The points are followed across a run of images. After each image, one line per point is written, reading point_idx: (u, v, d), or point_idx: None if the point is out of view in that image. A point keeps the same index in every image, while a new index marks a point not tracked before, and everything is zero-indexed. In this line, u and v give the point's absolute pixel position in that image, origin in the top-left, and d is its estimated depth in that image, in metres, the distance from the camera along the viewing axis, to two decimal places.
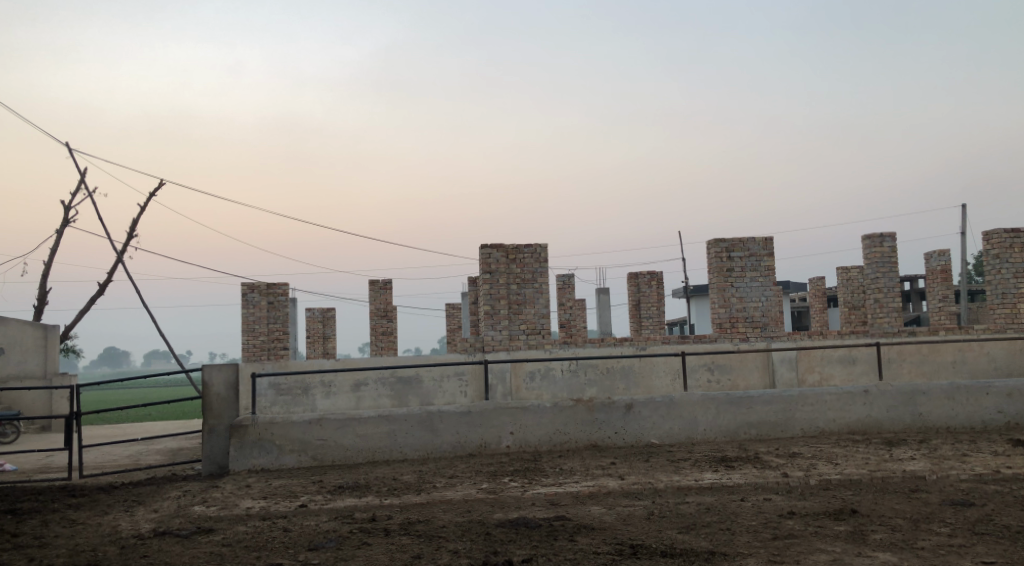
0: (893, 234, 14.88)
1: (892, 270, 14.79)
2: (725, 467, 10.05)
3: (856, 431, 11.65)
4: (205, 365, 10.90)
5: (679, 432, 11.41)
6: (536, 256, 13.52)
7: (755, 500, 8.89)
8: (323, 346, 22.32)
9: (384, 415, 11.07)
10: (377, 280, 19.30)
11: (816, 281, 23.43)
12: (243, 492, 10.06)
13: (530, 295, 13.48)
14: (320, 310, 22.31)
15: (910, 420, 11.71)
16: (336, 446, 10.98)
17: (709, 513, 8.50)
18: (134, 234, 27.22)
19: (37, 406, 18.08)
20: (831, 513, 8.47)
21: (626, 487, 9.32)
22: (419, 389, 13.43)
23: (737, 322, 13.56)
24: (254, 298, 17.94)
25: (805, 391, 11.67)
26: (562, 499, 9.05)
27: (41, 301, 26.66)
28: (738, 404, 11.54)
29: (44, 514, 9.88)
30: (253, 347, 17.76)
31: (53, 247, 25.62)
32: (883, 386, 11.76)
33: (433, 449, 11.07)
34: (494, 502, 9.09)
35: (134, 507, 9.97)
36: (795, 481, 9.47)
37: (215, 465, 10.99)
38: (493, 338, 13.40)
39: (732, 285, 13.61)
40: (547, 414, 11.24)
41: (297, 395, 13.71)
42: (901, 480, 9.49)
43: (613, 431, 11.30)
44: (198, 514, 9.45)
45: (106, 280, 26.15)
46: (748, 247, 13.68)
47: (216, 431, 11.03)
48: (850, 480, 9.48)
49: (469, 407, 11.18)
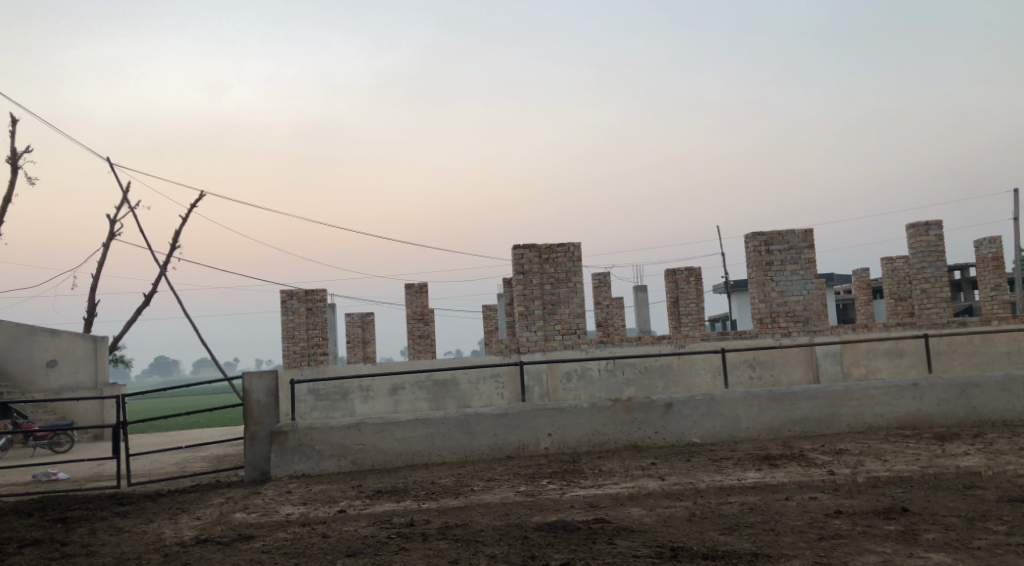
0: (939, 222, 14.53)
1: (939, 260, 14.41)
2: (769, 465, 9.82)
3: (906, 426, 11.34)
4: (245, 373, 10.88)
5: (721, 430, 11.20)
6: (569, 255, 13.37)
7: (800, 500, 8.65)
8: (363, 351, 22.36)
9: (421, 418, 10.99)
10: (413, 283, 19.20)
11: (860, 272, 23.00)
12: (284, 498, 10.04)
13: (564, 294, 13.34)
14: (359, 315, 22.36)
15: (963, 414, 11.38)
16: (374, 450, 10.92)
17: (752, 514, 8.29)
18: (177, 244, 27.55)
19: (89, 417, 18.25)
20: (880, 512, 8.21)
21: (667, 487, 9.13)
22: (456, 392, 13.32)
23: (778, 317, 13.29)
24: (293, 306, 17.89)
25: (851, 385, 11.38)
26: (602, 501, 8.90)
27: (90, 312, 27.10)
28: (782, 400, 11.30)
29: (92, 522, 9.94)
30: (293, 353, 17.88)
31: (99, 259, 25.99)
32: (933, 379, 11.44)
33: (471, 452, 10.97)
34: (533, 505, 8.96)
35: (178, 515, 10.00)
36: (842, 479, 9.22)
37: (257, 471, 10.93)
38: (529, 338, 13.26)
39: (772, 279, 13.34)
40: (584, 415, 11.09)
41: (337, 400, 13.77)
42: (954, 477, 9.19)
43: (652, 430, 11.12)
44: (240, 521, 9.43)
45: (151, 291, 26.51)
46: (788, 240, 13.39)
47: (258, 438, 10.96)
48: (900, 477, 9.20)
49: (506, 409, 11.07)
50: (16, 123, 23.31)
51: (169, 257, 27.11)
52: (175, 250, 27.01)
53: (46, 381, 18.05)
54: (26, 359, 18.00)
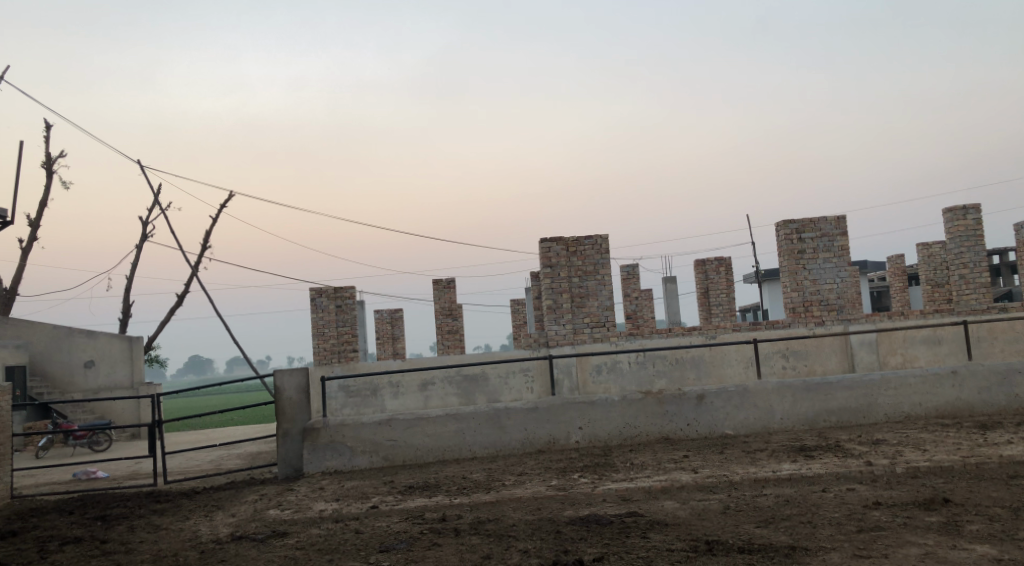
0: (976, 206, 14.24)
1: (977, 244, 14.14)
2: (805, 457, 9.66)
3: (945, 415, 11.13)
4: (276, 371, 10.88)
5: (754, 422, 11.04)
6: (597, 247, 13.24)
7: (837, 491, 8.50)
8: (393, 347, 22.38)
9: (451, 413, 10.94)
10: (441, 279, 19.23)
11: (894, 259, 22.67)
12: (317, 495, 10.03)
13: (593, 287, 13.22)
14: (388, 311, 22.36)
15: (1004, 402, 11.14)
16: (406, 446, 10.89)
17: (789, 506, 8.15)
18: (208, 243, 27.74)
19: (127, 416, 18.39)
20: (921, 503, 8.04)
21: (701, 480, 9.01)
22: (486, 387, 13.26)
23: (812, 306, 13.10)
24: (322, 303, 17.99)
25: (888, 374, 11.18)
26: (634, 494, 8.80)
27: (124, 313, 27.35)
28: (816, 390, 11.12)
29: (130, 520, 9.99)
30: (323, 350, 17.84)
31: (133, 260, 26.22)
32: (972, 367, 11.21)
33: (502, 447, 10.91)
34: (565, 499, 8.88)
35: (214, 512, 10.03)
36: (880, 469, 9.05)
37: (290, 468, 10.91)
38: (558, 332, 13.16)
39: (805, 268, 13.14)
40: (615, 408, 10.99)
41: (368, 396, 13.75)
42: (997, 466, 8.99)
43: (684, 423, 11.00)
44: (274, 518, 9.44)
45: (184, 291, 26.71)
46: (820, 227, 13.19)
47: (291, 435, 10.94)
48: (941, 467, 9.02)
49: (536, 403, 11.00)
50: (50, 129, 23.53)
51: (201, 257, 27.28)
52: (207, 250, 27.16)
53: (85, 381, 18.23)
54: (64, 360, 18.18)
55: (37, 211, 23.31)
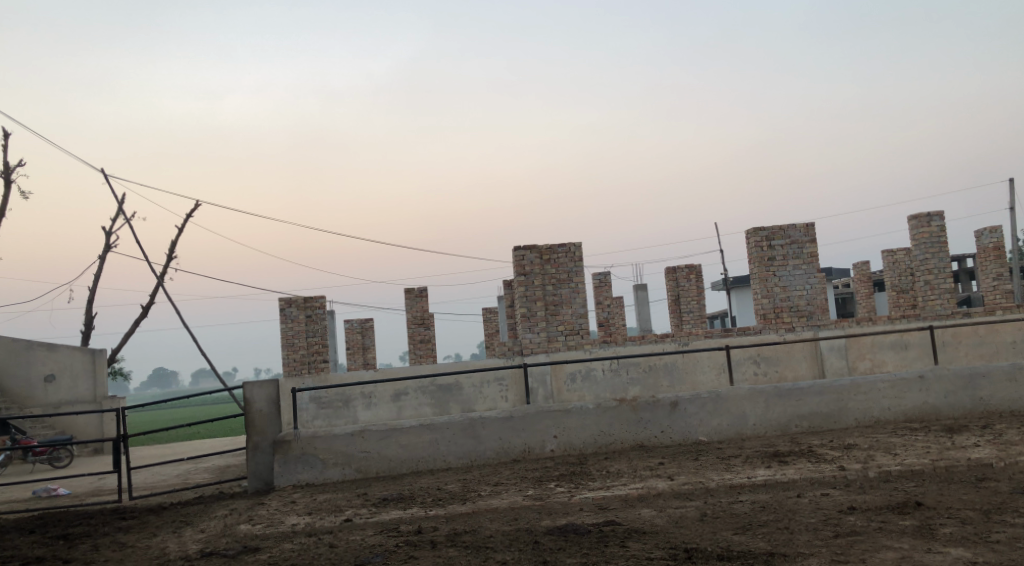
0: (940, 212, 14.45)
1: (942, 251, 14.33)
2: (779, 462, 9.72)
3: (914, 419, 11.25)
4: (245, 383, 10.78)
5: (728, 428, 11.10)
6: (571, 255, 13.27)
7: (812, 496, 8.55)
8: (363, 357, 22.24)
9: (425, 423, 10.88)
10: (412, 288, 19.13)
11: (860, 265, 22.95)
12: (288, 509, 9.92)
13: (566, 295, 13.24)
14: (358, 321, 22.25)
15: (970, 405, 11.29)
16: (379, 458, 10.81)
17: (765, 512, 8.18)
18: (174, 253, 27.43)
19: (89, 430, 18.10)
20: (894, 507, 8.12)
21: (677, 487, 9.03)
22: (460, 396, 13.21)
23: (782, 312, 13.22)
24: (292, 313, 17.78)
25: (858, 379, 11.29)
26: (611, 503, 8.79)
27: (87, 325, 26.96)
28: (788, 396, 11.20)
29: (95, 538, 9.81)
30: (293, 361, 17.71)
31: (96, 271, 25.85)
32: (939, 371, 11.35)
33: (477, 457, 10.86)
34: (542, 508, 8.85)
35: (182, 528, 9.87)
36: (853, 474, 9.13)
37: (261, 482, 10.80)
38: (532, 340, 13.13)
39: (775, 274, 13.26)
40: (590, 415, 10.99)
41: (340, 408, 13.64)
42: (967, 469, 9.11)
43: (659, 430, 11.02)
44: (244, 533, 9.31)
45: (149, 302, 26.38)
46: (790, 234, 13.31)
47: (261, 448, 10.81)
48: (912, 471, 9.12)
49: (511, 412, 10.97)
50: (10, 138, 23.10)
51: (166, 268, 26.92)
52: (171, 261, 26.85)
53: (45, 395, 17.91)
54: (24, 375, 17.86)
55: None
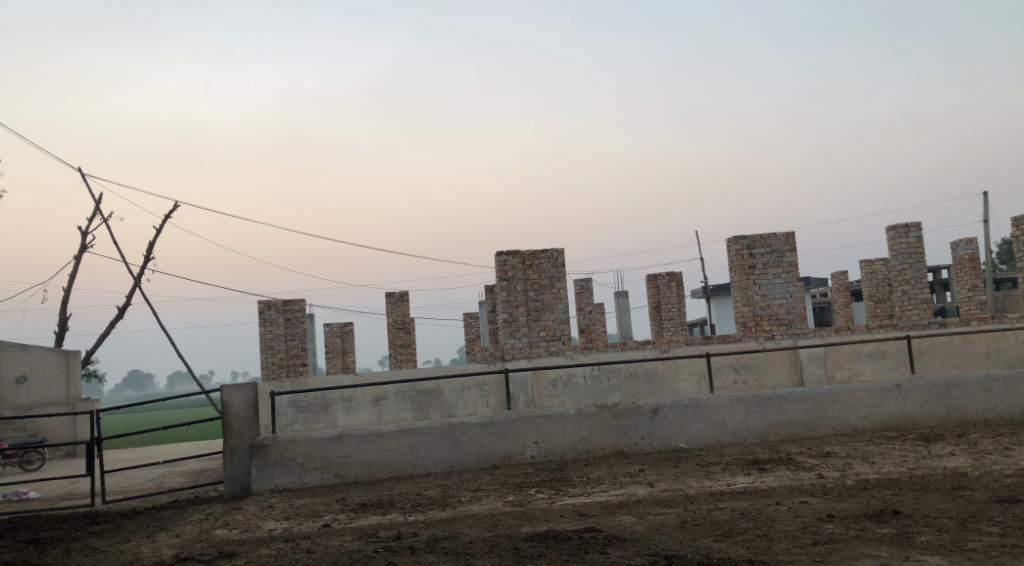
0: (918, 223, 14.65)
1: (919, 261, 14.48)
2: (758, 470, 9.76)
3: (891, 427, 11.33)
4: (223, 386, 10.70)
5: (707, 435, 11.13)
6: (553, 260, 13.30)
7: (791, 504, 8.59)
8: (342, 361, 22.15)
9: (405, 428, 10.84)
10: (393, 292, 19.09)
11: (838, 274, 23.12)
12: (266, 513, 9.86)
13: (548, 300, 13.24)
14: (338, 325, 22.16)
15: (946, 415, 11.39)
16: (358, 462, 10.76)
17: (745, 519, 8.21)
18: (151, 254, 27.24)
19: (62, 433, 17.91)
20: (872, 515, 8.17)
21: (657, 494, 9.04)
22: (440, 401, 13.16)
23: (762, 320, 13.29)
24: (271, 316, 17.65)
25: (836, 388, 11.36)
26: (591, 509, 8.79)
27: (61, 326, 26.71)
28: (767, 404, 11.25)
29: (67, 543, 9.69)
30: (272, 364, 17.62)
31: (72, 271, 25.62)
32: (915, 380, 11.44)
33: (457, 462, 10.83)
34: (522, 515, 8.84)
35: (156, 533, 9.78)
36: (831, 482, 9.18)
37: (237, 486, 10.70)
38: (513, 346, 13.16)
39: (755, 283, 13.33)
40: (570, 422, 10.99)
41: (319, 412, 13.55)
42: (942, 478, 9.18)
43: (639, 437, 11.04)
44: (221, 538, 9.24)
45: (125, 303, 26.17)
46: (771, 243, 13.38)
47: (238, 452, 10.75)
48: (888, 479, 9.18)
49: (491, 417, 10.96)
50: None
51: (143, 269, 26.67)
52: (148, 262, 26.66)
53: (17, 398, 17.54)
54: None
55: None
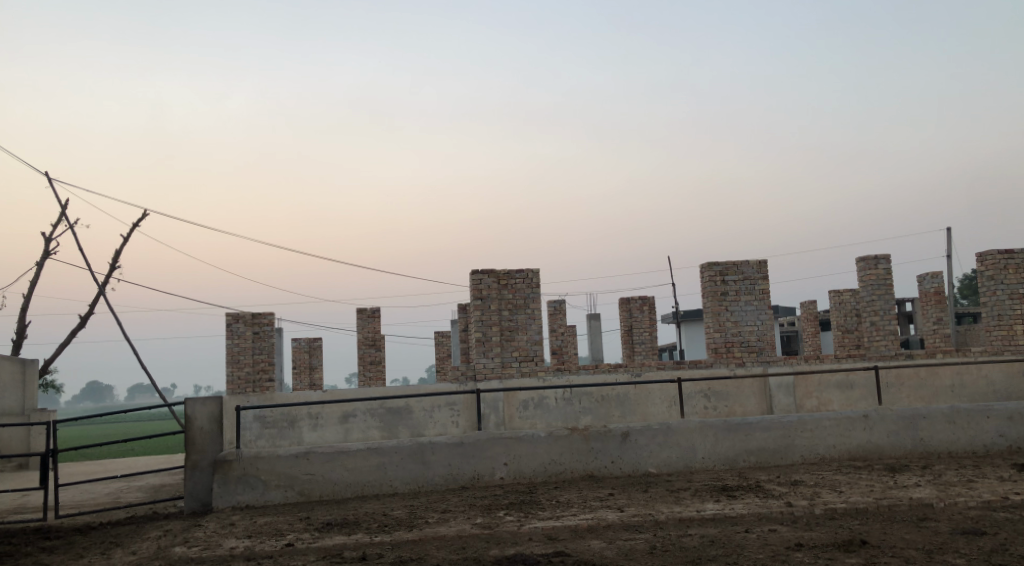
0: (887, 255, 14.69)
1: (888, 293, 14.57)
2: (727, 497, 9.73)
3: (858, 457, 11.37)
4: (188, 399, 10.53)
5: (677, 461, 11.10)
6: (528, 281, 13.27)
7: (760, 532, 8.57)
8: (309, 377, 21.94)
9: (373, 447, 10.71)
10: (364, 308, 18.93)
11: (806, 304, 23.29)
12: (227, 531, 9.67)
13: (522, 321, 13.19)
14: (306, 340, 21.95)
15: (912, 445, 11.45)
16: (324, 480, 10.61)
17: (713, 547, 8.17)
18: (117, 262, 26.85)
19: (15, 443, 17.51)
20: (840, 544, 8.17)
21: (626, 519, 8.99)
22: (409, 420, 13.04)
23: (733, 347, 13.32)
24: (240, 329, 17.41)
25: (805, 416, 11.39)
26: (560, 533, 8.72)
27: (21, 334, 26.22)
28: (737, 430, 11.25)
29: (18, 558, 9.43)
30: (238, 379, 17.37)
31: (34, 277, 25.17)
32: (883, 410, 11.51)
33: (425, 482, 10.71)
34: (490, 537, 8.75)
35: (111, 550, 9.55)
36: (800, 510, 9.17)
37: (198, 502, 10.52)
38: (486, 366, 13.05)
39: (727, 309, 13.37)
40: (541, 444, 10.92)
41: (285, 427, 13.33)
42: (908, 509, 9.20)
43: (609, 460, 10.99)
44: (179, 556, 9.04)
45: (88, 312, 25.73)
46: (743, 270, 13.45)
47: (200, 468, 10.56)
48: (856, 509, 9.19)
49: (461, 437, 10.86)
50: None
51: (108, 278, 26.25)
52: (114, 270, 26.28)
53: None
54: None
55: None
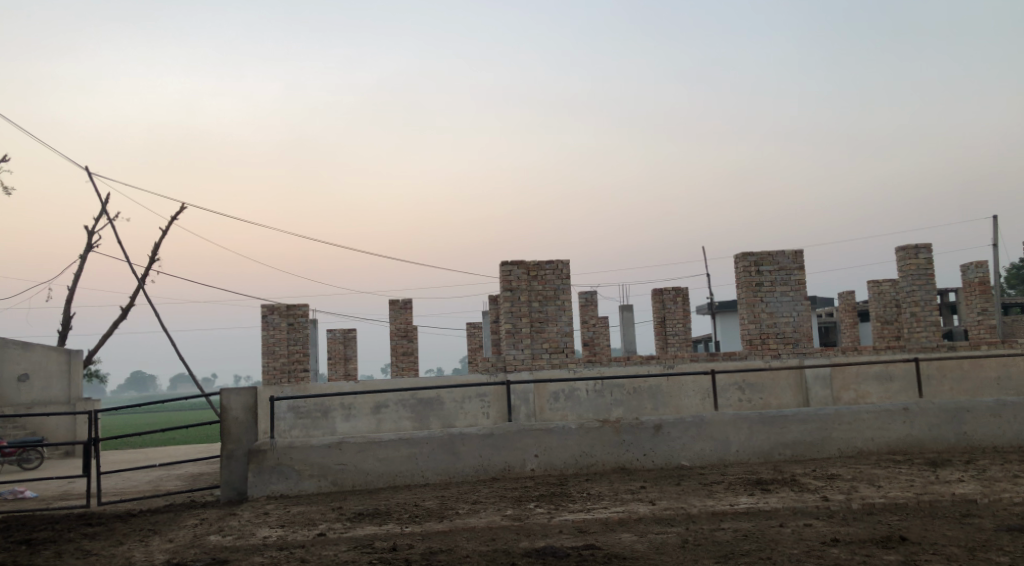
0: (927, 244, 14.38)
1: (929, 283, 14.29)
2: (761, 490, 9.59)
3: (897, 451, 11.16)
4: (223, 389, 10.57)
5: (711, 453, 10.97)
6: (558, 272, 13.19)
7: (794, 527, 8.44)
8: (344, 367, 22.04)
9: (404, 437, 10.71)
10: (396, 300, 18.96)
11: (846, 295, 22.94)
12: (261, 520, 9.71)
13: (552, 312, 13.10)
14: (341, 331, 22.03)
15: (954, 440, 11.21)
16: (356, 470, 10.61)
17: (747, 541, 8.04)
18: (156, 254, 27.16)
19: (61, 432, 17.74)
20: (878, 540, 8.00)
21: (658, 513, 8.88)
22: (440, 411, 13.03)
23: (768, 338, 13.13)
24: (274, 320, 17.59)
25: (842, 409, 11.19)
26: (591, 526, 8.64)
27: (65, 325, 26.63)
28: (772, 423, 11.09)
29: (59, 544, 9.55)
30: (273, 369, 17.48)
31: (77, 270, 25.55)
32: (923, 403, 11.28)
33: (455, 473, 10.68)
34: (520, 529, 8.69)
35: (149, 537, 9.64)
36: (836, 505, 9.00)
37: (234, 491, 10.58)
38: (515, 357, 13.00)
39: (762, 300, 13.19)
40: (572, 436, 10.84)
41: (318, 418, 13.38)
42: (950, 505, 8.99)
43: (641, 453, 10.88)
44: (214, 544, 9.08)
45: (129, 303, 26.07)
46: (779, 260, 13.25)
47: (235, 457, 10.62)
48: (895, 504, 9.00)
49: (491, 429, 10.82)
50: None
51: (148, 270, 26.56)
52: (154, 263, 26.59)
53: (18, 395, 17.43)
54: None
55: None
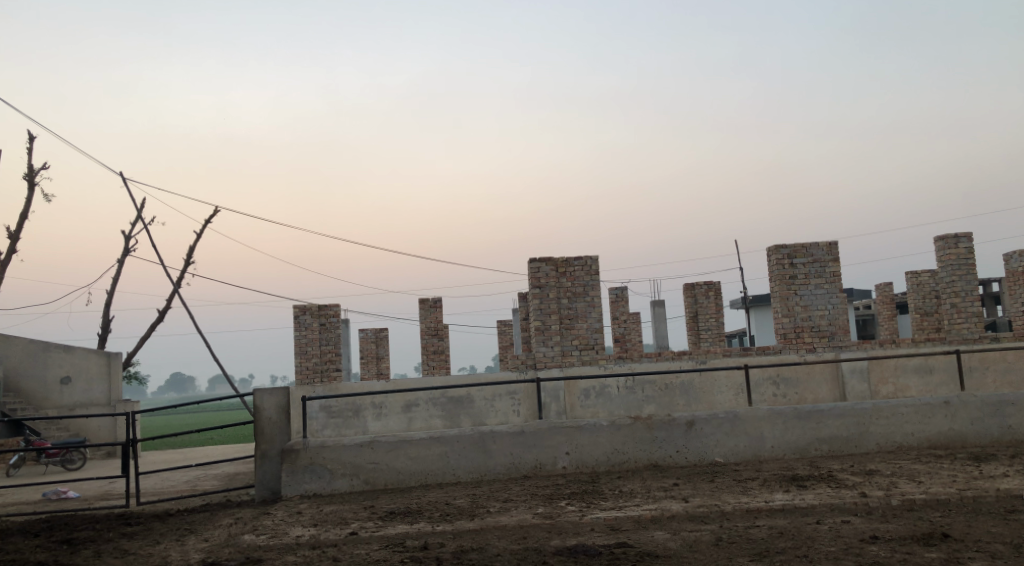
0: (969, 234, 14.06)
1: (969, 273, 13.98)
2: (797, 487, 9.42)
3: (938, 445, 10.93)
4: (256, 390, 10.58)
5: (745, 449, 10.81)
6: (587, 268, 13.01)
7: (832, 523, 8.27)
8: (376, 366, 22.09)
9: (435, 436, 10.66)
10: (427, 298, 18.94)
11: (883, 287, 22.56)
12: (294, 519, 9.71)
13: (582, 308, 13.00)
14: (373, 330, 22.08)
15: (998, 433, 10.96)
16: (388, 469, 10.59)
17: (783, 539, 7.90)
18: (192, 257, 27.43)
19: (103, 433, 17.94)
20: (919, 538, 7.81)
21: (691, 510, 8.76)
22: (471, 409, 12.97)
23: (803, 332, 12.92)
24: (306, 321, 17.64)
25: (880, 403, 10.97)
26: (623, 524, 8.54)
27: (104, 328, 26.98)
28: (808, 418, 10.90)
29: (98, 544, 9.62)
30: (306, 369, 17.54)
31: (114, 274, 25.87)
32: (965, 397, 11.02)
33: (487, 472, 10.63)
34: (551, 527, 8.61)
35: (185, 536, 9.69)
36: (875, 501, 8.81)
37: (268, 490, 10.60)
38: (545, 354, 12.92)
39: (796, 293, 12.97)
40: (603, 433, 10.73)
41: (349, 417, 13.38)
42: (995, 501, 8.77)
43: (674, 449, 10.75)
44: (247, 544, 9.09)
45: (166, 306, 26.34)
46: (812, 252, 13.05)
47: (269, 456, 10.64)
48: (937, 500, 8.80)
49: (522, 426, 10.74)
50: (32, 139, 22.94)
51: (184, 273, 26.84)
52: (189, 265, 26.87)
53: (60, 398, 17.71)
54: (41, 376, 17.64)
55: (17, 223, 22.91)
